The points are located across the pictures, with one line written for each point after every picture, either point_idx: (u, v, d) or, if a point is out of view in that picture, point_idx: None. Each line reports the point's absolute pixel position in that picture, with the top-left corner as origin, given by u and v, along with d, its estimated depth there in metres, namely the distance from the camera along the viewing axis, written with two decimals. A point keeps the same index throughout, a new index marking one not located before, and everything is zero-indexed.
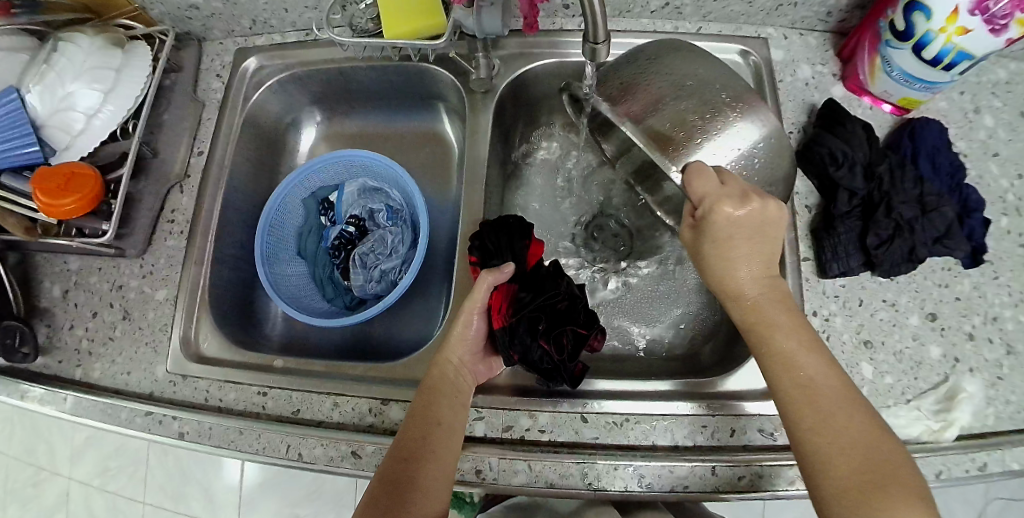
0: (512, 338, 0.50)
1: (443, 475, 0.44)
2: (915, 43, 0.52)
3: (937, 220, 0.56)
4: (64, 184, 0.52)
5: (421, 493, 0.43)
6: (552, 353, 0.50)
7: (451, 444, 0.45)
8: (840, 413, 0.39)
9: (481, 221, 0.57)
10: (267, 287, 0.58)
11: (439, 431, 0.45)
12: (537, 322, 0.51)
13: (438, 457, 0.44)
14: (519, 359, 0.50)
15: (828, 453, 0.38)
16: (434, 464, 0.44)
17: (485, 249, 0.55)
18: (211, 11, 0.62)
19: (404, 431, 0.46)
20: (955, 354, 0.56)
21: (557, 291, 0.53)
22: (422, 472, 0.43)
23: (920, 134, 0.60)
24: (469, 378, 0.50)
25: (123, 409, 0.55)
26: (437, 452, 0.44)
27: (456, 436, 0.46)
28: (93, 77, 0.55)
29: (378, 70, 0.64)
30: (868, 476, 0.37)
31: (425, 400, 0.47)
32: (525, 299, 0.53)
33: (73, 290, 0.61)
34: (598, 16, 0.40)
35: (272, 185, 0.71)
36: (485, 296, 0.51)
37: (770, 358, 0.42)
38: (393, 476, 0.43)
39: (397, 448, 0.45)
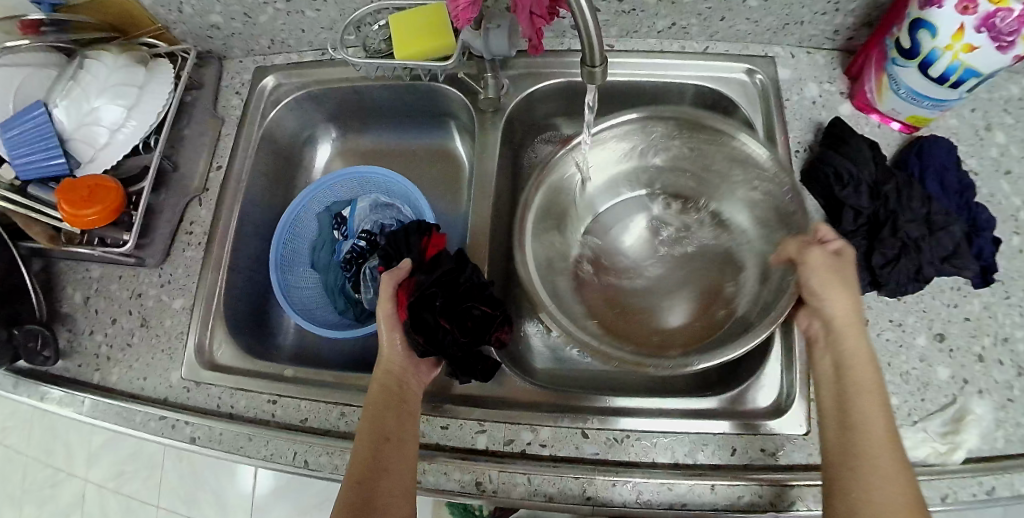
0: (415, 328, 0.52)
1: (402, 492, 0.45)
2: (922, 61, 0.52)
3: (945, 239, 0.55)
4: (89, 195, 0.55)
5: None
6: (454, 338, 0.51)
7: (402, 459, 0.46)
8: (889, 473, 0.39)
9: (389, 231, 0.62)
10: (281, 299, 0.60)
11: (390, 443, 0.46)
12: (439, 309, 0.52)
13: (391, 474, 0.45)
14: (424, 347, 0.52)
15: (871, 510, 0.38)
16: (387, 482, 0.44)
17: (387, 254, 0.60)
18: (231, 30, 0.65)
19: (359, 449, 0.46)
20: (964, 376, 0.56)
21: (454, 275, 0.54)
22: (376, 494, 0.43)
23: (929, 151, 0.60)
24: (414, 385, 0.51)
25: (138, 413, 0.57)
26: (389, 469, 0.45)
27: (406, 449, 0.47)
28: (117, 93, 0.57)
29: (390, 89, 0.66)
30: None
31: (370, 417, 0.48)
32: (423, 281, 0.54)
33: (94, 297, 0.64)
34: (595, 42, 0.41)
35: (287, 197, 0.73)
36: (389, 293, 0.53)
37: (854, 385, 0.43)
38: (350, 501, 0.43)
39: (349, 476, 0.45)
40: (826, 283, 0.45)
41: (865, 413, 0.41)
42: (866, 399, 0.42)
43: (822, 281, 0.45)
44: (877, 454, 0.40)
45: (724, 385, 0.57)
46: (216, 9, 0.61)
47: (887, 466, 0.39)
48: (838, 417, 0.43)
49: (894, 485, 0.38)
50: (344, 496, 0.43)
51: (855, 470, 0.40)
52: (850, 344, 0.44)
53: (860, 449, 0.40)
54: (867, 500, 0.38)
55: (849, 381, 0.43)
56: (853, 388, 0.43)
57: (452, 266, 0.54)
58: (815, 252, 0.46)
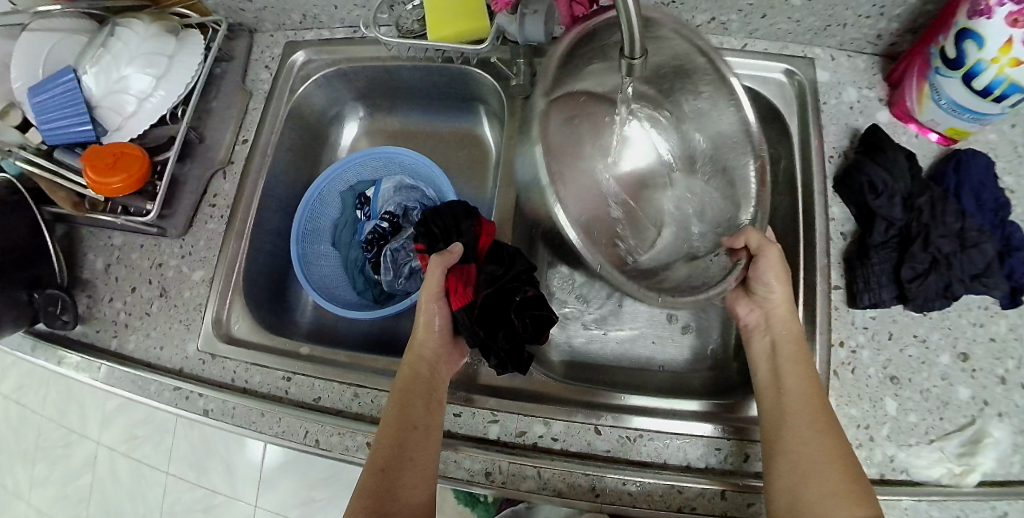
0: (472, 320, 0.52)
1: (425, 480, 0.46)
2: (966, 72, 0.51)
3: (977, 257, 0.54)
4: (113, 163, 0.55)
5: (401, 500, 0.44)
6: (515, 338, 0.52)
7: (424, 450, 0.46)
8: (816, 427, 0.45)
9: (428, 211, 0.61)
10: (301, 277, 0.60)
11: (416, 433, 0.46)
12: (499, 305, 0.53)
13: (414, 461, 0.45)
14: (478, 339, 0.52)
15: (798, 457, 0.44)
16: (410, 468, 0.45)
17: (432, 236, 0.59)
18: (263, 4, 0.64)
19: (383, 437, 0.47)
20: (985, 397, 0.55)
21: (523, 274, 0.54)
22: (399, 477, 0.45)
23: (966, 165, 0.58)
24: (443, 375, 0.51)
25: (153, 382, 0.58)
26: (412, 457, 0.45)
27: (429, 440, 0.47)
28: (147, 62, 0.57)
29: (421, 71, 0.65)
30: (828, 482, 0.43)
31: (396, 402, 0.48)
32: (494, 272, 0.54)
33: (115, 264, 0.64)
34: (636, 33, 0.40)
35: (310, 175, 0.73)
36: (438, 280, 0.53)
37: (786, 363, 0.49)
38: (374, 486, 0.44)
39: (374, 459, 0.46)
40: (770, 271, 0.51)
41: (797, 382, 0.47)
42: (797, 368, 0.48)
43: (766, 269, 0.51)
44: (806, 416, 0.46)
45: (740, 390, 0.56)
46: None
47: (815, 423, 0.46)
48: (774, 388, 0.49)
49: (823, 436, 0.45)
50: (368, 475, 0.45)
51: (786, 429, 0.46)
52: (785, 326, 0.51)
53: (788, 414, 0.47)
54: (803, 449, 0.44)
55: (783, 354, 0.50)
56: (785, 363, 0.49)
57: (523, 266, 0.54)
58: (774, 248, 0.50)
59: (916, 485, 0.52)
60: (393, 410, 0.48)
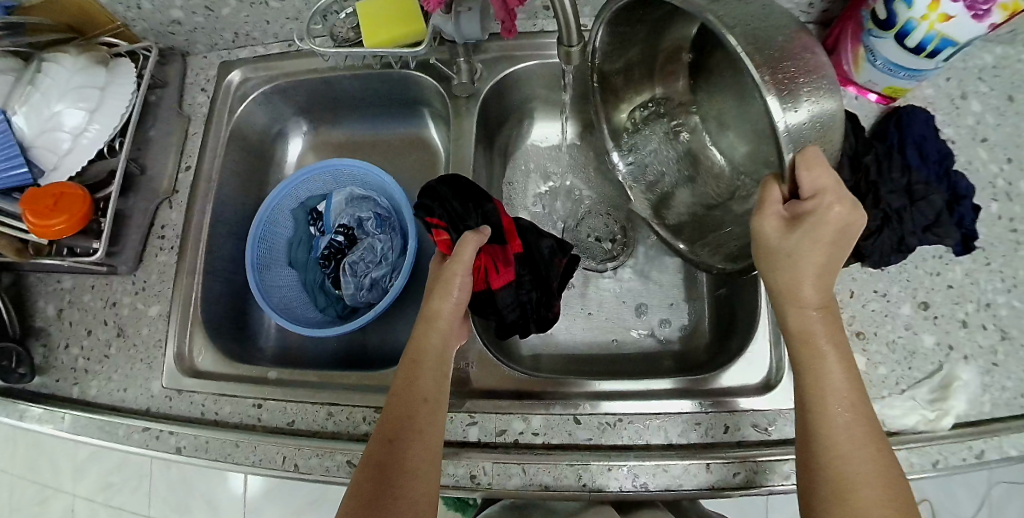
0: (520, 294, 0.54)
1: (429, 455, 0.44)
2: (898, 32, 0.52)
3: (926, 209, 0.56)
4: (54, 204, 0.53)
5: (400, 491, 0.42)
6: (554, 303, 0.56)
7: (433, 422, 0.45)
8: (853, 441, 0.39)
9: (446, 178, 0.55)
10: (260, 302, 0.58)
11: (426, 406, 0.45)
12: (537, 275, 0.56)
13: (424, 435, 0.44)
14: (526, 308, 0.55)
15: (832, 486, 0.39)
16: (418, 443, 0.43)
17: (451, 210, 0.54)
18: (193, 25, 0.62)
19: (391, 407, 0.46)
20: (949, 342, 0.56)
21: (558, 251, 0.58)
22: (408, 452, 0.43)
23: (908, 121, 0.60)
24: (452, 347, 0.49)
25: (120, 426, 0.55)
26: (422, 430, 0.44)
27: (438, 413, 0.45)
28: (78, 97, 0.55)
29: (361, 79, 0.65)
30: (864, 494, 0.38)
31: (407, 372, 0.47)
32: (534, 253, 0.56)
33: (67, 309, 0.62)
34: (569, 19, 0.39)
35: (260, 196, 0.71)
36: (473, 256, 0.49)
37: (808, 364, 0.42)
38: (378, 456, 0.43)
39: (382, 429, 0.45)
40: (799, 247, 0.38)
41: (828, 388, 0.41)
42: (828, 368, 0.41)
43: (794, 254, 0.38)
44: (851, 435, 0.40)
45: (712, 364, 0.57)
46: (175, 4, 0.59)
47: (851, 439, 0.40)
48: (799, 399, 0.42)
49: (864, 452, 0.39)
50: (376, 448, 0.44)
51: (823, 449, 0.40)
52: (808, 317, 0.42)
53: (832, 438, 0.40)
54: (839, 464, 0.39)
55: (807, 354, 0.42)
56: (804, 373, 0.42)
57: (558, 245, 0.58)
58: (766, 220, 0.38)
59: (893, 435, 0.53)
60: (405, 384, 0.47)
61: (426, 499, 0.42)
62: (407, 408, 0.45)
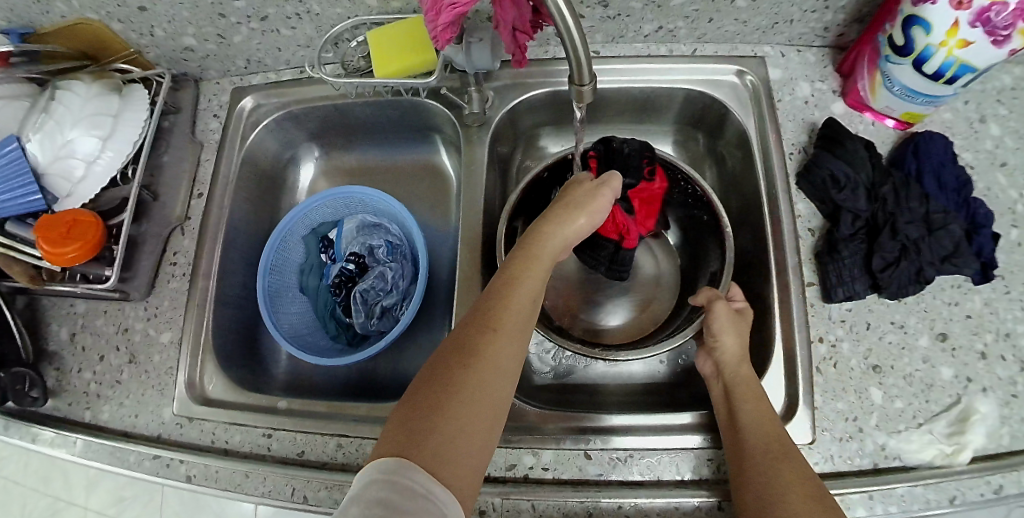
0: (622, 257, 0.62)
1: (481, 424, 0.37)
2: (916, 58, 0.52)
3: (945, 239, 0.55)
4: (67, 232, 0.53)
5: (446, 454, 0.34)
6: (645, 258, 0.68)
7: (517, 356, 0.41)
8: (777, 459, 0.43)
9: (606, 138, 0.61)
10: (271, 329, 0.59)
11: (496, 365, 0.39)
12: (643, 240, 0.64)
13: (485, 395, 0.38)
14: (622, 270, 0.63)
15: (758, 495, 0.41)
16: (499, 372, 0.39)
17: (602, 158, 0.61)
18: (206, 52, 0.63)
19: (454, 349, 0.40)
20: (967, 374, 0.55)
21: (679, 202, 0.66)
22: (464, 404, 0.36)
23: (925, 148, 0.59)
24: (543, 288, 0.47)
25: (131, 452, 0.56)
26: (488, 390, 0.38)
27: (522, 347, 0.42)
28: (92, 124, 0.56)
29: (372, 106, 0.65)
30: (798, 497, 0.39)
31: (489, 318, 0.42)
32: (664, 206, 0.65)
33: (81, 333, 0.62)
34: (582, 61, 0.38)
35: (271, 220, 0.71)
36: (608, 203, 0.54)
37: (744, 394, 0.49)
38: (427, 399, 0.37)
39: (438, 369, 0.39)
40: (725, 330, 0.53)
41: (754, 412, 0.47)
42: (759, 409, 0.47)
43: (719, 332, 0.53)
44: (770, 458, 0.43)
45: None
46: (189, 31, 0.60)
47: (775, 457, 0.43)
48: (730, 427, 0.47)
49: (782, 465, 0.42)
50: (447, 362, 0.39)
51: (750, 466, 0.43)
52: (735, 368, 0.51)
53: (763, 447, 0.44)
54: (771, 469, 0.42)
55: (737, 390, 0.50)
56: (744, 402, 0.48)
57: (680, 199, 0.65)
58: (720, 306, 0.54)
59: (910, 471, 0.52)
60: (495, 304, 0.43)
61: (481, 445, 0.36)
62: (492, 326, 0.41)
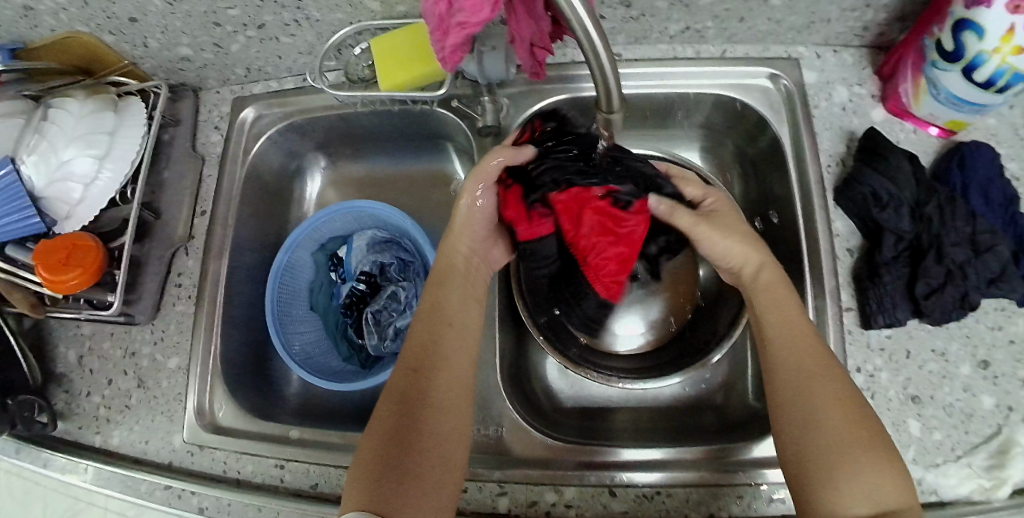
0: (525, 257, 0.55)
1: (443, 448, 0.40)
2: (966, 64, 0.47)
3: (992, 262, 0.51)
4: (66, 258, 0.51)
5: (416, 485, 0.38)
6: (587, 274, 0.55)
7: (457, 379, 0.44)
8: (847, 426, 0.38)
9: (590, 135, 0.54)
10: (281, 352, 0.56)
11: (443, 389, 0.43)
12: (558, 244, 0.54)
13: (442, 422, 0.41)
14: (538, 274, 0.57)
15: (824, 461, 0.37)
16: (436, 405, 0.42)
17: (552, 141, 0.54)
18: (203, 61, 0.60)
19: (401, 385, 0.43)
20: (1010, 404, 0.52)
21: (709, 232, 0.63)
22: (423, 436, 0.40)
23: (971, 162, 0.55)
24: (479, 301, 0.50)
25: (143, 482, 0.55)
26: (443, 415, 0.41)
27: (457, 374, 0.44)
28: (88, 143, 0.53)
29: (380, 115, 0.61)
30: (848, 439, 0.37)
31: (425, 346, 0.45)
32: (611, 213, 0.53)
33: (88, 356, 0.60)
34: (611, 89, 0.35)
35: (277, 234, 0.69)
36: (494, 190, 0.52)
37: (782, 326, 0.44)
38: (387, 440, 0.39)
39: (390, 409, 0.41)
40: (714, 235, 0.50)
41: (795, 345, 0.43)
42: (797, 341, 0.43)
43: (763, 286, 0.47)
44: (833, 424, 0.38)
45: (750, 426, 0.54)
46: (183, 41, 0.56)
47: (830, 397, 0.40)
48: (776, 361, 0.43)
49: (846, 430, 0.38)
50: (385, 420, 0.41)
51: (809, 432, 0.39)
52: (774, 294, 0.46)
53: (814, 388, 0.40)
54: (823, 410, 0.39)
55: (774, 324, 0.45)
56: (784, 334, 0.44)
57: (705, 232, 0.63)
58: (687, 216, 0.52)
59: (947, 506, 0.50)
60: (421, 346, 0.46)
61: (450, 473, 0.40)
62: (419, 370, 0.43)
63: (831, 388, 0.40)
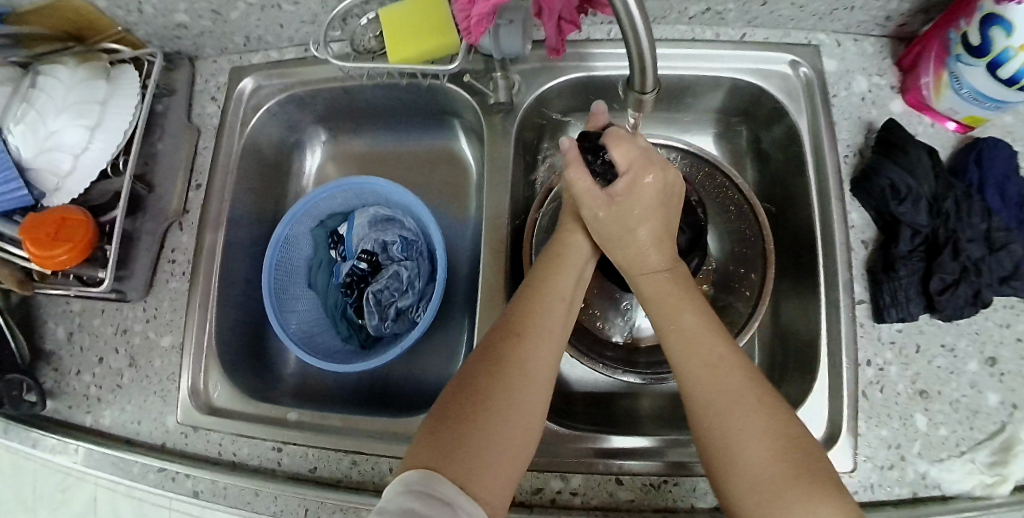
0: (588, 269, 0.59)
1: (515, 441, 0.36)
2: (991, 61, 0.46)
3: (1005, 259, 0.51)
4: (55, 233, 0.48)
5: (481, 472, 0.34)
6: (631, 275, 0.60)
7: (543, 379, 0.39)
8: (768, 461, 0.34)
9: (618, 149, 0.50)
10: (278, 330, 0.54)
11: (527, 381, 0.38)
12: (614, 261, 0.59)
13: (515, 417, 0.37)
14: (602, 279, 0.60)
15: (746, 490, 0.34)
16: (528, 391, 0.38)
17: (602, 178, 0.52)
18: (201, 28, 0.57)
19: (493, 358, 0.39)
20: (1014, 401, 0.52)
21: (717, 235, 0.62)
22: (497, 422, 0.36)
23: (989, 157, 0.54)
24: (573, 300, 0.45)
25: (134, 464, 0.53)
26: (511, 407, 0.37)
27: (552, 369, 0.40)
28: (79, 112, 0.50)
29: (385, 88, 0.59)
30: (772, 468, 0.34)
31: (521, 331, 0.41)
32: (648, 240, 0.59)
33: (78, 333, 0.58)
34: (646, 65, 0.33)
35: (276, 211, 0.66)
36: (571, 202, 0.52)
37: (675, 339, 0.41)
38: (459, 413, 0.36)
39: (472, 384, 0.38)
40: None
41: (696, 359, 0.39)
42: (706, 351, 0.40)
43: (654, 298, 0.44)
44: (751, 445, 0.35)
45: None
46: (181, 7, 0.53)
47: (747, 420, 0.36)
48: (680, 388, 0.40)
49: (765, 460, 0.34)
50: (474, 392, 0.37)
51: (728, 468, 0.35)
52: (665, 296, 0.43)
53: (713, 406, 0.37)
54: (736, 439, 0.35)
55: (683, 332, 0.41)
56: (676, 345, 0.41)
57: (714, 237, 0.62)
58: None
59: (950, 501, 0.49)
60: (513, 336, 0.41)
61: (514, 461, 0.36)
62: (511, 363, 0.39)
63: (746, 414, 0.36)
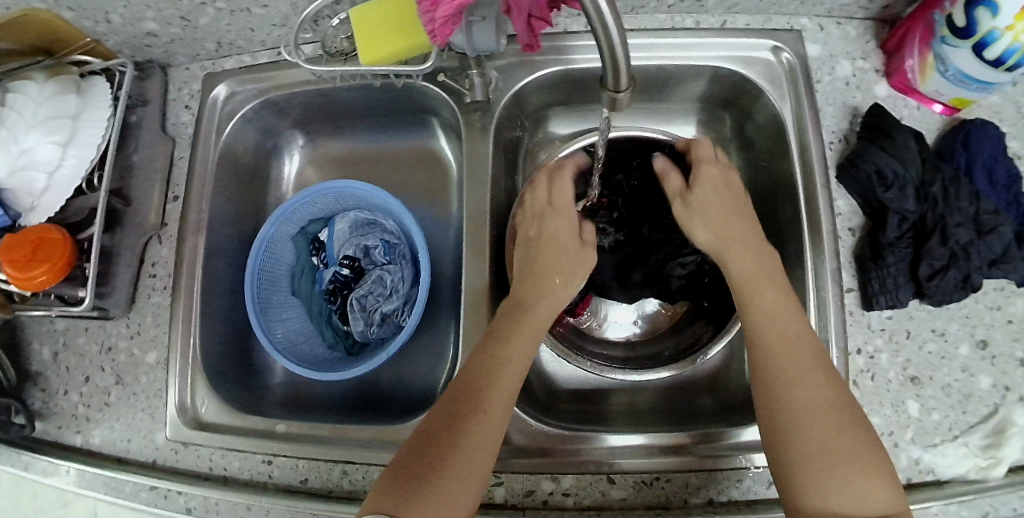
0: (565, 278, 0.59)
1: (469, 472, 0.37)
2: (977, 42, 0.45)
3: (994, 241, 0.50)
4: (31, 254, 0.47)
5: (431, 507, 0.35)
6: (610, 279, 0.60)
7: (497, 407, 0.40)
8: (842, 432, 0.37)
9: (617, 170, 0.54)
10: (263, 340, 0.54)
11: (482, 413, 0.39)
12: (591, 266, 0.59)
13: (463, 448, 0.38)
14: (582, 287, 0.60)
15: (811, 469, 0.36)
16: (479, 424, 0.39)
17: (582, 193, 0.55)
18: (170, 37, 0.56)
19: (454, 393, 0.41)
20: (1006, 383, 0.52)
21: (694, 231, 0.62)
22: (451, 454, 0.37)
23: (975, 138, 0.53)
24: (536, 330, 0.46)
25: (126, 483, 0.53)
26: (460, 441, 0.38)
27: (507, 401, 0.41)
28: (49, 129, 0.49)
29: (360, 89, 0.58)
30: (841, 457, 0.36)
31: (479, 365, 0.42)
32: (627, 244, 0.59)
33: (63, 352, 0.58)
34: (621, 62, 0.32)
35: (258, 220, 0.66)
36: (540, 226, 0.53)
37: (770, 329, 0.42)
38: (415, 452, 0.38)
39: (431, 422, 0.40)
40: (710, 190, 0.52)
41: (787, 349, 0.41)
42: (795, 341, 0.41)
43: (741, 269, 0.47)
44: (827, 436, 0.37)
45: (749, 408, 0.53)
46: (148, 16, 0.52)
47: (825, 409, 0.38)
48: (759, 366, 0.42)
49: (841, 448, 0.37)
50: (432, 428, 0.39)
51: (791, 442, 0.38)
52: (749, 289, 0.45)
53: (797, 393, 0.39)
54: (809, 426, 0.38)
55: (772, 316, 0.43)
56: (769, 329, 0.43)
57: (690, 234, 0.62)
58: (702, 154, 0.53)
59: (944, 486, 0.49)
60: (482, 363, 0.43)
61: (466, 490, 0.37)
62: (475, 390, 0.41)
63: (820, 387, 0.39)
